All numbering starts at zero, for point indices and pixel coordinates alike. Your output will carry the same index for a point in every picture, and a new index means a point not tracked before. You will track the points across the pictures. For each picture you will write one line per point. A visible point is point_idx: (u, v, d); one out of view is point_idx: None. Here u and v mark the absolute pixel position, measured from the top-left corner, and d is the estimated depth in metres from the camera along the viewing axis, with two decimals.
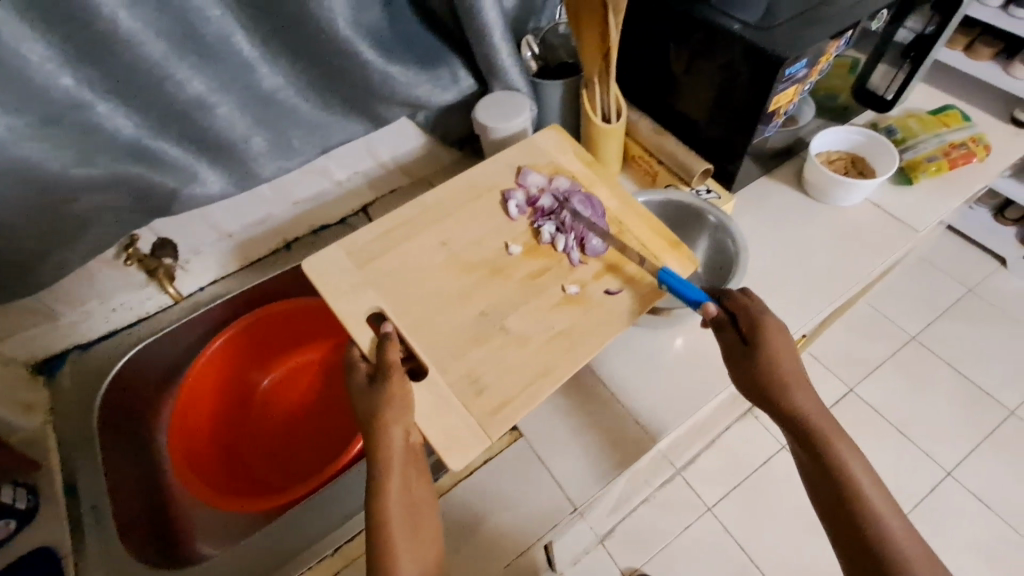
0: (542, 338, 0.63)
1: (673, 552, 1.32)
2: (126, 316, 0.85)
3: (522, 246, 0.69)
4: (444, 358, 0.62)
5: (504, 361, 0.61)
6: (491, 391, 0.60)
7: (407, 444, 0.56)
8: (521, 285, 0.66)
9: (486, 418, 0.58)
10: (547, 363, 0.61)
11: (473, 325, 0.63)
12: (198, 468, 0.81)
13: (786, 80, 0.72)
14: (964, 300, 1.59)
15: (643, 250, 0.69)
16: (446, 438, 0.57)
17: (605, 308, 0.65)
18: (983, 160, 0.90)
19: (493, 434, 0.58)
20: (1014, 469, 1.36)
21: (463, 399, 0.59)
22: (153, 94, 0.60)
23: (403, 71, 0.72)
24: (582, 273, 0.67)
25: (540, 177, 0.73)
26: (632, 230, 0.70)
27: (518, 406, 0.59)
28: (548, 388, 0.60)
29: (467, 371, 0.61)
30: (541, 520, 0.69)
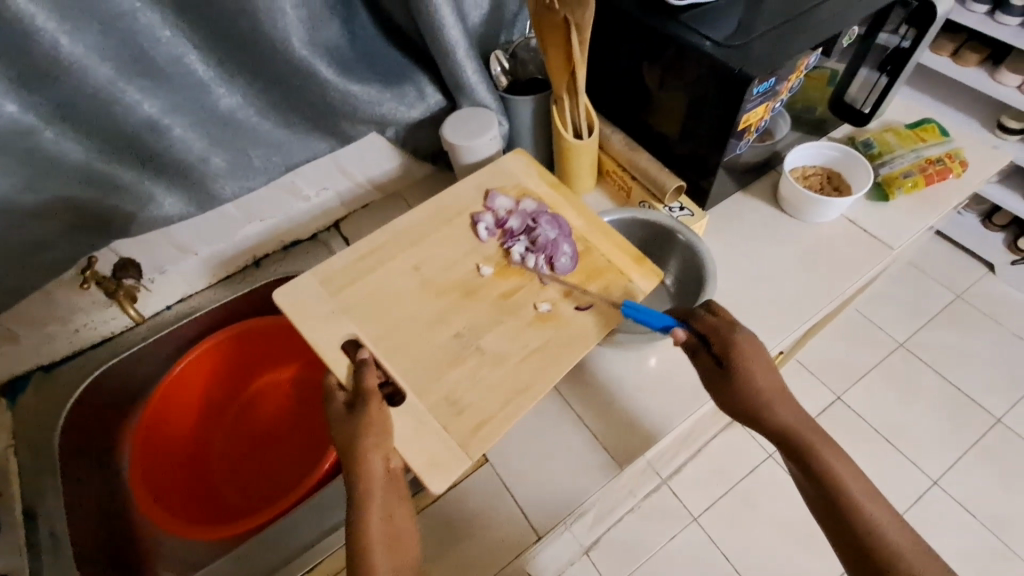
0: (520, 355, 0.60)
1: (657, 563, 1.30)
2: (89, 337, 0.83)
3: (493, 266, 0.66)
4: (421, 381, 0.59)
5: (482, 381, 0.59)
6: (473, 409, 0.57)
7: (387, 471, 0.53)
8: (496, 304, 0.64)
9: (467, 440, 0.56)
10: (524, 380, 0.59)
11: (448, 347, 0.61)
12: (164, 493, 0.80)
13: (753, 99, 0.71)
14: (952, 306, 1.58)
15: (609, 267, 0.66)
16: (426, 461, 0.54)
17: (580, 324, 0.63)
18: (960, 175, 0.89)
19: (475, 454, 0.55)
20: (1000, 478, 1.35)
21: (443, 420, 0.57)
22: (103, 119, 0.59)
23: (365, 89, 0.72)
24: (553, 290, 0.65)
25: (507, 200, 0.70)
26: (600, 248, 0.68)
27: (495, 426, 0.56)
28: (526, 406, 0.57)
29: (444, 394, 0.58)
30: (506, 550, 0.67)
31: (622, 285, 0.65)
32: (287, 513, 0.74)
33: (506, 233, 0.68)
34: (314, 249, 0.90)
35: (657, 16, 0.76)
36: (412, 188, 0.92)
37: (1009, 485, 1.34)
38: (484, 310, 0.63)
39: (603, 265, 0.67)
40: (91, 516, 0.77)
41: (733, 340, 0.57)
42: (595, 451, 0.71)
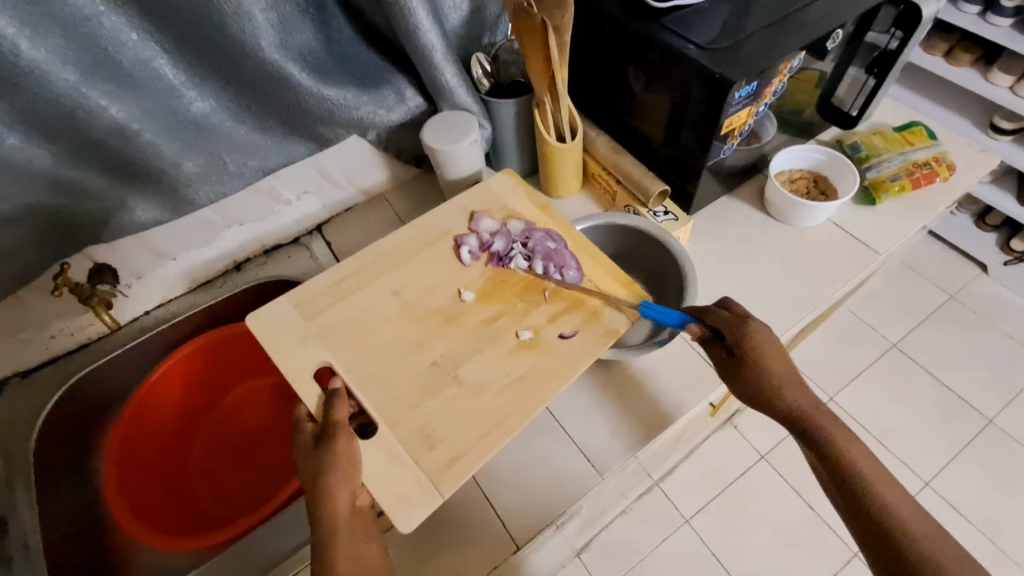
0: (499, 386, 0.59)
1: (649, 565, 1.29)
2: (66, 342, 0.81)
3: (476, 292, 0.65)
4: (395, 413, 0.57)
5: (456, 413, 0.57)
6: (445, 444, 0.56)
7: (354, 508, 0.52)
8: (477, 331, 0.62)
9: (439, 475, 0.54)
10: (503, 411, 0.57)
11: (424, 375, 0.60)
12: (141, 500, 0.79)
13: (736, 103, 0.70)
14: (945, 307, 1.57)
15: (595, 293, 0.65)
16: (394, 499, 0.53)
17: (563, 351, 0.61)
18: (947, 179, 0.88)
19: (445, 491, 0.53)
20: (992, 479, 1.35)
21: (415, 455, 0.55)
22: (69, 123, 0.59)
23: (342, 93, 0.72)
24: (538, 316, 0.63)
25: (493, 222, 0.69)
26: (585, 271, 0.67)
27: (471, 461, 0.55)
28: (503, 441, 0.56)
29: (418, 426, 0.57)
30: (484, 560, 0.65)
31: (608, 310, 0.64)
32: (261, 523, 0.73)
33: (492, 257, 0.67)
34: (295, 252, 0.89)
35: (640, 19, 0.74)
36: (396, 191, 0.90)
37: (1001, 486, 1.34)
38: (460, 328, 0.62)
39: (589, 290, 0.65)
40: (66, 524, 0.77)
41: (745, 328, 0.58)
42: (576, 459, 0.70)
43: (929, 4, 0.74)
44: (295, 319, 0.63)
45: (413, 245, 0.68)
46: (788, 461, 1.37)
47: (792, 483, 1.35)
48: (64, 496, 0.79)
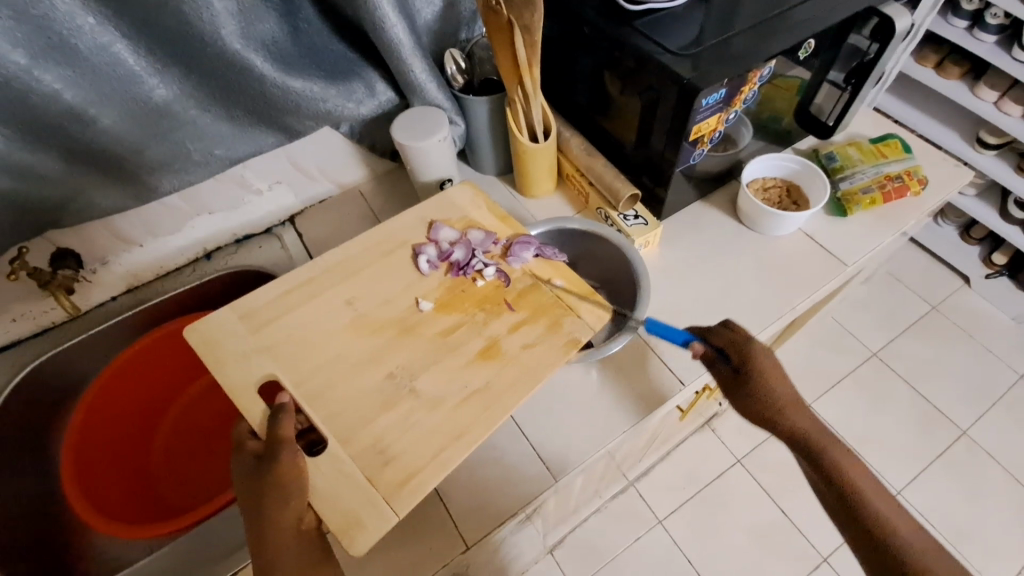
0: (457, 399, 0.59)
1: (620, 564, 1.30)
2: (28, 325, 0.80)
3: (433, 301, 0.65)
4: (344, 429, 0.57)
5: (410, 428, 0.57)
6: (401, 461, 0.55)
7: (300, 532, 0.52)
8: (434, 342, 0.62)
9: (392, 494, 0.54)
10: (461, 425, 0.57)
11: (381, 388, 0.59)
12: (97, 484, 0.79)
13: (704, 110, 0.70)
14: (927, 317, 1.58)
15: (557, 304, 0.65)
16: (344, 521, 0.53)
17: (524, 362, 0.61)
18: (918, 193, 0.88)
19: (400, 511, 0.53)
20: (963, 489, 1.36)
21: (370, 471, 0.55)
22: (22, 107, 0.58)
23: (307, 85, 0.71)
24: (498, 327, 0.63)
25: (452, 232, 0.70)
26: (546, 282, 0.66)
27: (427, 477, 0.55)
28: (460, 455, 0.56)
29: (373, 441, 0.56)
30: (433, 559, 0.65)
31: (571, 319, 0.64)
32: (216, 512, 0.73)
33: (451, 265, 0.67)
34: (265, 242, 0.88)
35: (613, 22, 0.74)
36: (372, 184, 0.89)
37: (971, 496, 1.35)
38: (416, 331, 0.63)
39: (550, 300, 0.65)
40: (20, 509, 0.76)
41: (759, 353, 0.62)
42: (533, 461, 0.69)
43: (904, 17, 0.73)
44: (239, 326, 0.63)
45: (379, 243, 0.69)
46: (762, 465, 1.38)
47: (765, 488, 1.36)
48: (19, 480, 0.78)
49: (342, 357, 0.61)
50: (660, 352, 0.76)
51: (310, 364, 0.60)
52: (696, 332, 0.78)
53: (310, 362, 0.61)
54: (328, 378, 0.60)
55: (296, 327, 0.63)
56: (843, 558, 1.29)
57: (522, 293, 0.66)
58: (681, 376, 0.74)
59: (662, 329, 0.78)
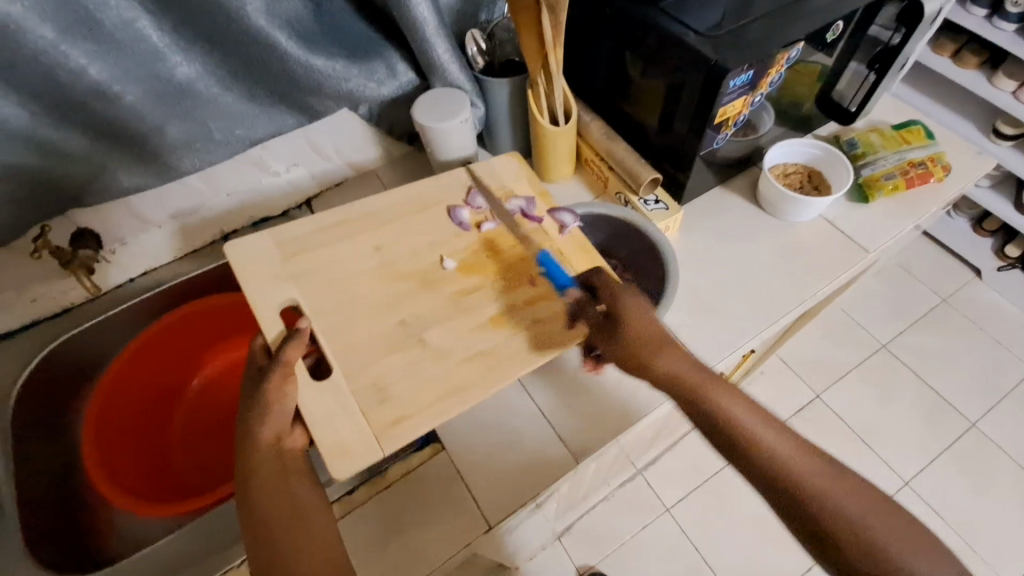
0: (463, 355, 0.59)
1: (626, 552, 1.31)
2: (47, 306, 0.80)
3: (458, 261, 0.65)
4: (352, 360, 0.58)
5: (416, 374, 0.58)
6: (396, 401, 0.56)
7: (277, 446, 0.53)
8: (452, 302, 0.62)
9: (382, 432, 0.55)
10: (462, 381, 0.58)
11: (390, 334, 0.60)
12: (113, 467, 0.77)
13: (730, 92, 0.69)
14: (937, 309, 1.58)
15: (581, 288, 0.64)
16: (334, 444, 0.54)
17: (538, 332, 0.60)
18: (941, 180, 0.88)
19: (386, 449, 0.54)
20: (971, 481, 1.36)
21: (364, 406, 0.56)
22: (45, 81, 0.57)
23: (329, 63, 0.71)
24: (516, 297, 0.63)
25: (491, 199, 0.69)
26: (573, 263, 0.66)
27: (417, 422, 0.55)
28: (456, 409, 0.56)
29: (373, 379, 0.57)
30: (452, 540, 0.65)
31: None
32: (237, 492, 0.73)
33: (484, 230, 0.67)
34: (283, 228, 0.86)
35: (638, 3, 0.73)
36: (389, 168, 0.89)
37: (979, 488, 1.35)
38: (438, 300, 0.62)
39: (573, 281, 0.65)
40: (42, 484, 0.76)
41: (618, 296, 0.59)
42: (554, 444, 0.70)
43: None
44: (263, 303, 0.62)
45: (400, 215, 0.68)
46: None
47: None
48: (42, 459, 0.78)
49: (370, 336, 0.60)
50: (681, 336, 0.76)
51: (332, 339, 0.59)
52: (715, 318, 0.78)
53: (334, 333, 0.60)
54: (352, 353, 0.59)
55: (318, 297, 0.61)
56: None
57: (548, 270, 0.65)
58: (701, 361, 0.75)
59: (681, 314, 0.78)
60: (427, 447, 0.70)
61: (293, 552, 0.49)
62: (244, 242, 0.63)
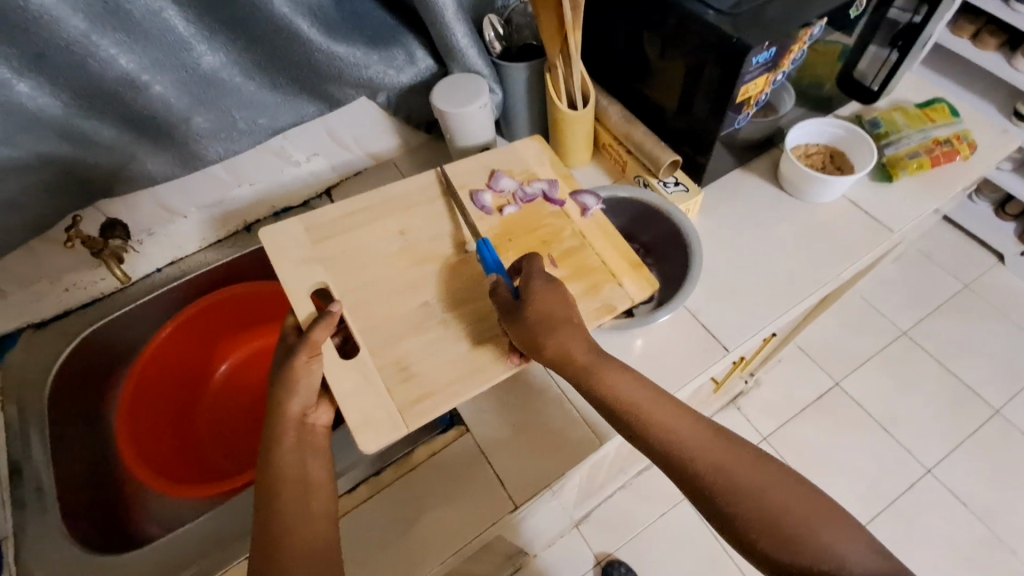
0: (485, 337, 0.60)
1: (644, 540, 1.32)
2: (79, 296, 0.83)
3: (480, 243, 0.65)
4: (378, 340, 0.59)
5: (437, 354, 0.59)
6: (420, 379, 0.57)
7: (302, 422, 0.56)
8: (473, 283, 0.63)
9: (406, 407, 0.56)
10: (483, 361, 0.58)
11: (414, 315, 0.61)
12: (147, 452, 0.78)
13: (753, 69, 0.68)
14: (959, 296, 1.55)
15: (601, 270, 0.64)
16: (360, 419, 0.55)
17: None
18: (967, 158, 0.86)
19: (410, 424, 0.55)
20: (996, 469, 1.34)
21: (389, 383, 0.57)
22: (78, 71, 0.59)
23: (350, 50, 0.71)
24: None
25: (512, 182, 0.69)
26: (595, 246, 0.66)
27: (441, 400, 0.56)
28: (476, 387, 0.57)
29: (397, 358, 0.58)
30: (479, 519, 0.66)
31: (611, 287, 0.63)
32: None
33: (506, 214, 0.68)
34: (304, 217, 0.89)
35: None
36: (407, 156, 0.90)
37: (1004, 476, 1.33)
38: (462, 284, 0.63)
39: (594, 264, 0.65)
40: (78, 469, 0.78)
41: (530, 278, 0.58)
42: (578, 426, 0.70)
43: None
44: None
45: (422, 199, 0.68)
46: (790, 443, 1.38)
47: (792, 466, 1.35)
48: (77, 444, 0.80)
49: (396, 320, 0.61)
50: (702, 319, 0.76)
51: (358, 323, 0.60)
52: (737, 301, 0.77)
53: (361, 318, 0.60)
54: (379, 337, 0.59)
55: (344, 283, 0.62)
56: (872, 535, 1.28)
57: (568, 252, 0.65)
58: (723, 343, 0.74)
59: (702, 297, 0.78)
60: (453, 428, 0.71)
61: (292, 526, 0.51)
62: (270, 233, 0.64)
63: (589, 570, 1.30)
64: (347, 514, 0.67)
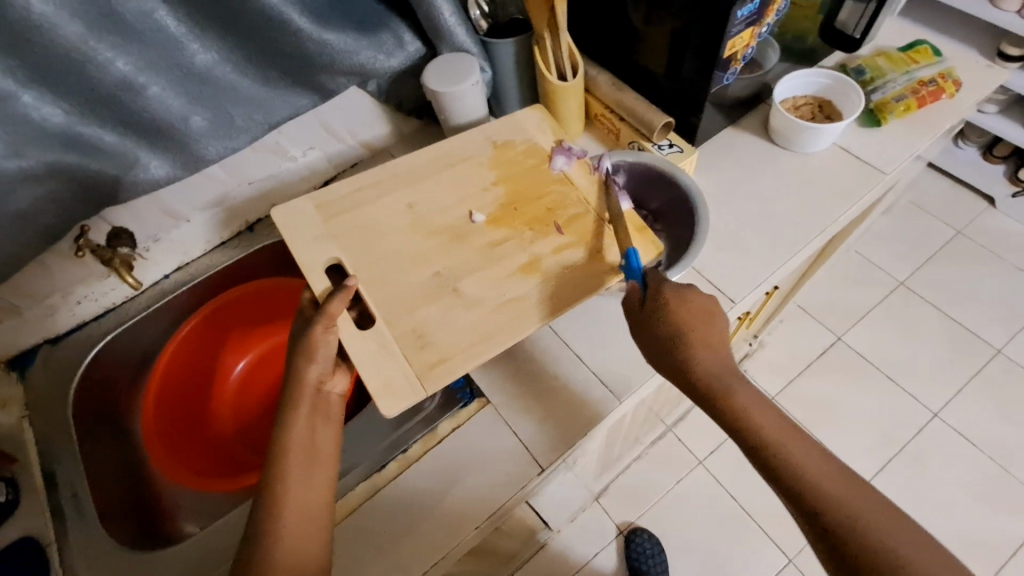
0: (495, 303, 0.61)
1: (665, 506, 1.34)
2: (92, 308, 0.84)
3: (486, 215, 0.66)
4: (392, 312, 0.60)
5: (451, 321, 0.60)
6: (435, 346, 0.59)
7: (317, 390, 0.58)
8: (483, 252, 0.64)
9: (424, 373, 0.57)
10: (493, 326, 0.60)
11: (426, 285, 0.62)
12: (172, 449, 0.81)
13: (739, 23, 0.69)
14: (953, 242, 1.57)
15: (607, 232, 0.65)
16: (382, 395, 0.56)
17: (560, 282, 0.62)
18: (953, 96, 0.88)
19: (429, 389, 0.56)
20: (1000, 405, 1.37)
21: (406, 350, 0.58)
22: (76, 78, 0.60)
23: (341, 38, 0.71)
24: (543, 246, 0.64)
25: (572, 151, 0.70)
26: (598, 210, 0.67)
27: (457, 363, 0.58)
28: (490, 351, 0.58)
29: (413, 326, 0.60)
30: (507, 484, 0.67)
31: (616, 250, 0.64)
32: None
33: (508, 186, 0.68)
34: None
35: None
36: (400, 143, 0.90)
37: (1009, 413, 1.36)
38: (471, 258, 0.64)
39: (599, 228, 0.66)
40: (109, 476, 0.80)
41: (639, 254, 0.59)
42: (596, 387, 0.71)
43: None
44: None
45: (423, 177, 0.69)
46: (798, 400, 1.40)
47: (803, 422, 1.37)
48: (104, 452, 0.82)
49: (410, 291, 0.62)
50: (708, 275, 0.78)
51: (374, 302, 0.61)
52: (739, 255, 0.79)
53: (377, 295, 0.61)
54: (395, 308, 0.61)
55: (356, 266, 0.63)
56: (886, 482, 1.31)
57: (573, 218, 0.66)
58: (730, 296, 0.76)
59: (705, 253, 0.79)
60: (475, 401, 0.73)
61: (296, 490, 0.54)
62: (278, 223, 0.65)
63: (613, 540, 1.33)
64: (381, 490, 0.69)
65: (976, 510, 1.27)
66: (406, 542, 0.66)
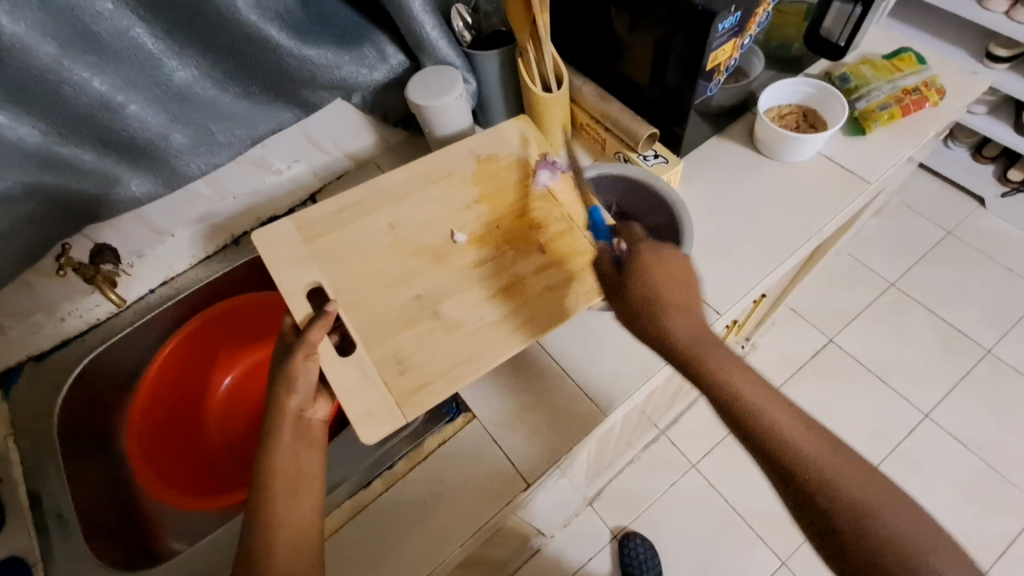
0: (476, 324, 0.61)
1: (659, 510, 1.34)
2: (77, 324, 0.83)
3: (468, 233, 0.66)
4: (372, 336, 0.60)
5: (432, 345, 0.60)
6: (416, 370, 0.59)
7: (298, 418, 0.57)
8: (464, 272, 0.64)
9: (404, 400, 0.57)
10: (474, 349, 0.60)
11: (406, 307, 0.62)
12: (159, 469, 0.80)
13: (720, 36, 0.69)
14: (942, 243, 1.58)
15: (590, 252, 0.65)
16: (366, 415, 0.56)
17: (544, 302, 0.62)
18: (937, 104, 0.88)
19: (408, 415, 0.56)
20: (990, 406, 1.38)
21: (386, 376, 0.58)
22: (53, 99, 0.59)
23: (322, 53, 0.71)
24: (525, 266, 0.64)
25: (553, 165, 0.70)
26: (581, 228, 0.66)
27: (436, 388, 0.58)
28: (470, 375, 0.58)
29: (393, 350, 0.60)
30: (493, 499, 0.67)
31: None
32: None
33: (491, 202, 0.68)
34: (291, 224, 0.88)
35: None
36: (386, 154, 0.90)
37: (998, 413, 1.37)
38: (454, 275, 0.64)
39: (582, 247, 0.65)
40: (96, 493, 0.80)
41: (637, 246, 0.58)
42: (582, 400, 0.72)
43: None
44: None
45: (406, 193, 0.69)
46: None
47: None
48: (91, 469, 0.82)
49: (391, 313, 0.62)
50: None
51: (355, 321, 0.61)
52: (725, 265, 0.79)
53: (359, 316, 0.61)
54: (375, 332, 0.61)
55: (338, 285, 0.63)
56: None
57: (556, 236, 0.66)
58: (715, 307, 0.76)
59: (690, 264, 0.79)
60: (460, 416, 0.73)
61: (280, 518, 0.53)
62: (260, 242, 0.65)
63: (607, 545, 1.33)
64: (366, 508, 0.69)
65: (966, 511, 1.28)
66: (392, 560, 0.66)
